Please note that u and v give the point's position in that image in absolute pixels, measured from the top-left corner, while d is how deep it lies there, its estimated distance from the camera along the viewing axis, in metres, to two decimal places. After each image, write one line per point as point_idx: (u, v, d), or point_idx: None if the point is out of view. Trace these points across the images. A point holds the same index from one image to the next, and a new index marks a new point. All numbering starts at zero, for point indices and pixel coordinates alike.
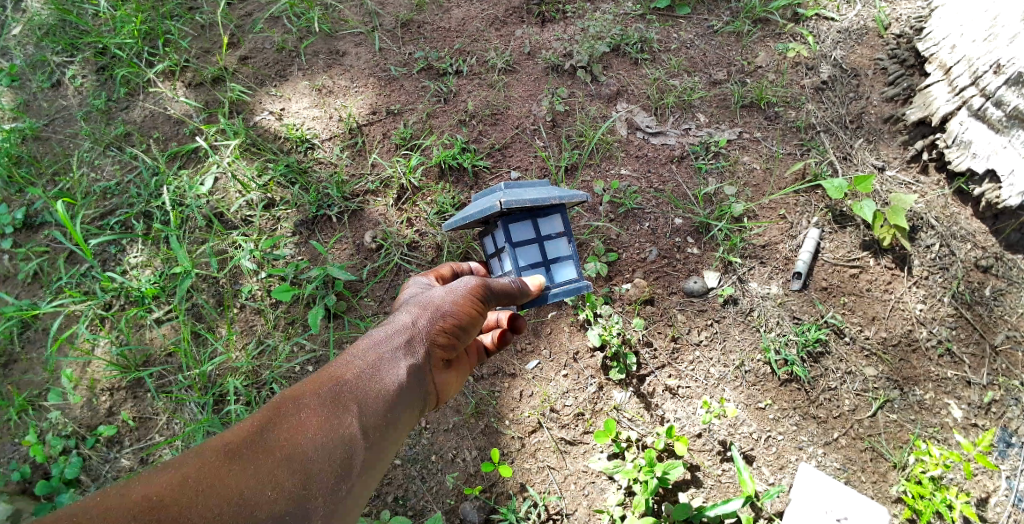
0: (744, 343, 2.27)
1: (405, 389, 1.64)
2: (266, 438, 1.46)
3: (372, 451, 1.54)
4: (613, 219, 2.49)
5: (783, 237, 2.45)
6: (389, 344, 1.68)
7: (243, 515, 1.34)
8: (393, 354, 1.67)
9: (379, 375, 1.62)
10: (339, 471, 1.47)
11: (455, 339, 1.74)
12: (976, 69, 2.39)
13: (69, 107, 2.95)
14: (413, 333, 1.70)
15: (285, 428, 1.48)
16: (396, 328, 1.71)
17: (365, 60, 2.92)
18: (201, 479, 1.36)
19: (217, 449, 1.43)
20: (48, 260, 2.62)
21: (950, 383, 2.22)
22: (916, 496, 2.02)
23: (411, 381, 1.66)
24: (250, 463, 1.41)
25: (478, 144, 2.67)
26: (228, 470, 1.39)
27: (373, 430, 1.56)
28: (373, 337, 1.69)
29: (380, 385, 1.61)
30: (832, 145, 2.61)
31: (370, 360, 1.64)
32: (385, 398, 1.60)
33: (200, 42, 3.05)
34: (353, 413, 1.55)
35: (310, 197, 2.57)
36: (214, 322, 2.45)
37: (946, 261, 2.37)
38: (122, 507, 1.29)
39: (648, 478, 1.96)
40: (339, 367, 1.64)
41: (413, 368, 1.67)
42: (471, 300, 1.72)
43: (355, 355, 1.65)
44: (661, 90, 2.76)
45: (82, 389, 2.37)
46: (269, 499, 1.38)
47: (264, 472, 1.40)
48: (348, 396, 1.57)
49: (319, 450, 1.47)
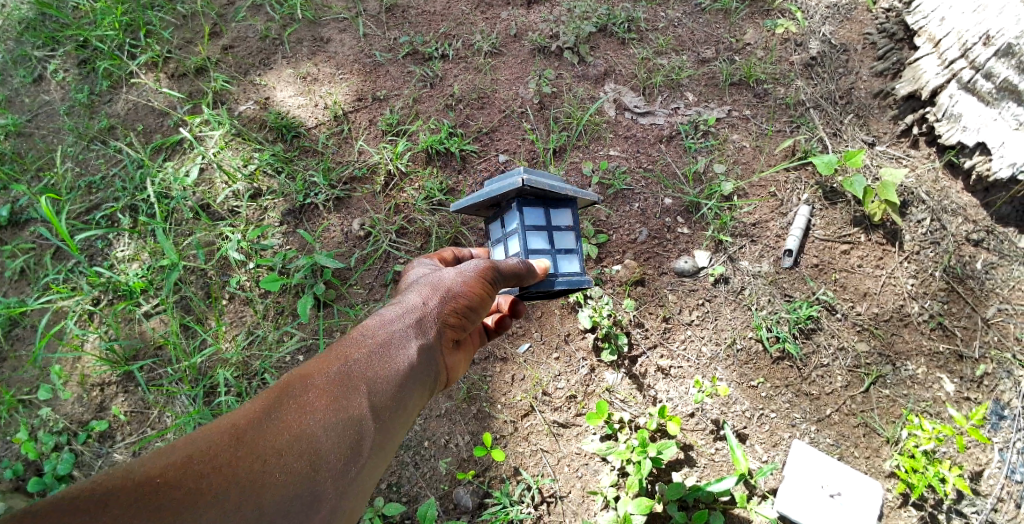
0: (736, 322, 2.26)
1: (415, 369, 1.61)
2: (275, 417, 1.38)
3: (382, 433, 1.49)
4: (603, 200, 2.47)
5: (773, 215, 2.43)
6: (400, 323, 1.65)
7: (253, 496, 1.25)
8: (403, 334, 1.63)
9: (389, 354, 1.59)
10: (350, 452, 1.42)
11: (466, 319, 1.72)
12: (965, 41, 2.38)
13: (52, 102, 2.90)
14: (423, 314, 1.67)
15: (295, 407, 1.41)
16: (406, 308, 1.68)
17: (349, 45, 2.88)
18: (209, 458, 1.26)
19: (225, 428, 1.33)
20: (34, 257, 2.57)
21: (942, 357, 2.22)
22: (910, 470, 2.01)
23: (423, 361, 1.63)
24: (261, 441, 1.32)
25: (465, 128, 2.64)
26: (238, 448, 1.30)
27: (383, 411, 1.51)
28: (381, 317, 1.65)
29: (391, 365, 1.57)
30: (822, 122, 2.59)
31: (380, 339, 1.60)
32: (395, 378, 1.56)
33: (182, 32, 3.00)
34: (364, 392, 1.50)
35: (296, 186, 2.54)
36: (203, 314, 2.41)
37: (937, 236, 2.36)
38: (124, 487, 1.17)
39: (641, 459, 1.94)
40: (347, 347, 1.58)
41: (424, 348, 1.65)
42: (480, 281, 1.69)
43: (365, 335, 1.61)
44: (649, 69, 2.74)
45: (73, 385, 2.32)
46: (280, 479, 1.29)
47: (276, 451, 1.32)
48: (358, 376, 1.52)
49: (330, 430, 1.41)
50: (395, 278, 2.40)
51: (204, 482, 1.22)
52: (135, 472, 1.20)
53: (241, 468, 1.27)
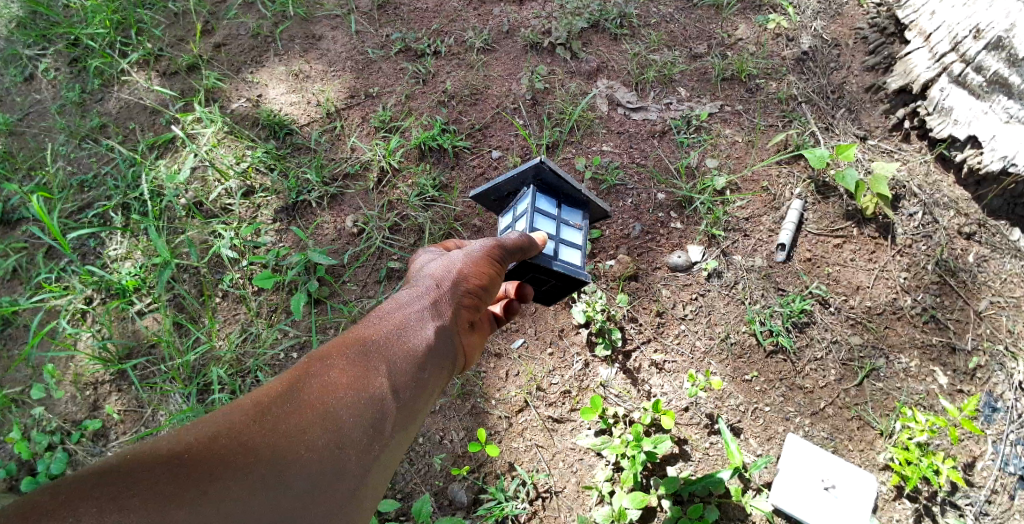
0: (729, 316, 2.26)
1: (433, 350, 1.61)
2: (296, 396, 1.38)
3: (404, 412, 1.49)
4: (596, 196, 2.47)
5: (766, 210, 2.44)
6: (415, 306, 1.65)
7: (278, 473, 1.25)
8: (419, 315, 1.63)
9: (407, 336, 1.59)
10: (373, 430, 1.41)
11: (480, 298, 1.72)
12: (956, 34, 2.38)
13: (43, 101, 2.88)
14: (437, 296, 1.67)
15: (315, 387, 1.41)
16: (421, 292, 1.68)
17: (341, 42, 2.88)
18: (233, 436, 1.27)
19: (247, 408, 1.33)
20: (26, 256, 2.55)
21: (935, 349, 2.22)
22: (904, 462, 2.01)
23: (441, 340, 1.63)
24: (283, 420, 1.32)
25: (458, 124, 2.64)
26: (261, 427, 1.30)
27: (404, 390, 1.51)
28: (396, 301, 1.66)
29: (409, 344, 1.57)
30: (814, 116, 2.60)
31: (397, 321, 1.61)
32: (414, 358, 1.55)
33: (174, 30, 2.99)
34: (383, 370, 1.50)
35: (289, 183, 2.54)
36: (196, 312, 2.39)
37: (929, 229, 2.37)
38: (150, 465, 1.18)
39: (636, 454, 1.96)
40: (364, 330, 1.58)
41: (441, 327, 1.64)
42: (487, 259, 1.69)
43: (381, 319, 1.61)
44: (642, 65, 2.74)
45: (66, 384, 2.30)
46: (304, 456, 1.30)
47: (299, 428, 1.32)
48: (377, 356, 1.52)
49: (352, 409, 1.41)
50: (388, 274, 2.39)
51: (229, 457, 1.23)
52: (162, 449, 1.21)
53: (265, 446, 1.27)
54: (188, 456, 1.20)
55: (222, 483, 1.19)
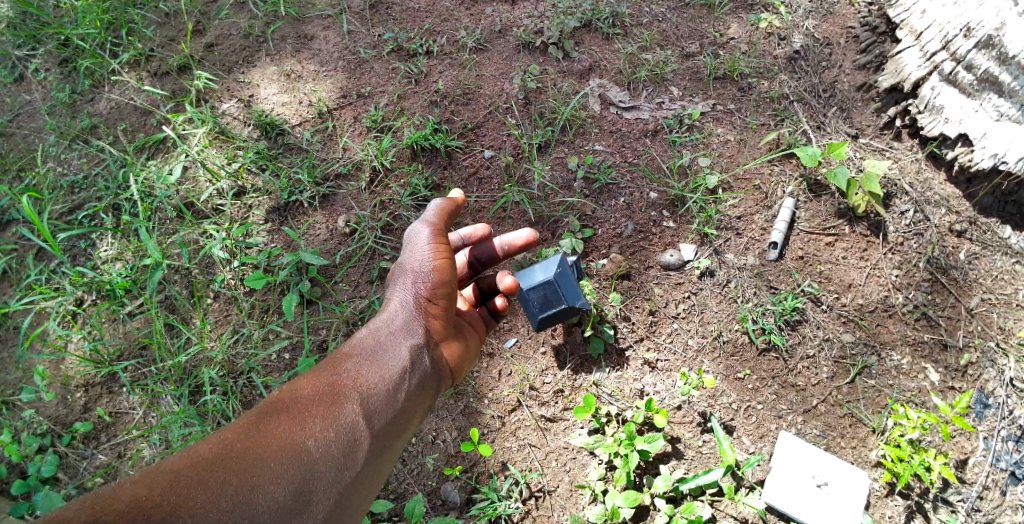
0: (722, 315, 2.27)
1: (408, 370, 1.81)
2: (278, 419, 1.58)
3: (379, 430, 1.69)
4: (588, 195, 2.47)
5: (758, 208, 2.44)
6: (390, 330, 1.87)
7: (259, 490, 1.43)
8: (394, 337, 1.85)
9: (381, 359, 1.79)
10: (349, 449, 1.61)
11: (446, 305, 1.94)
12: (946, 33, 2.40)
13: (33, 102, 2.86)
14: (409, 319, 1.90)
15: (296, 412, 1.61)
16: (395, 315, 1.90)
17: (333, 42, 2.87)
18: (217, 460, 1.45)
19: (233, 432, 1.53)
20: (16, 258, 2.52)
21: (927, 346, 2.23)
22: (896, 459, 2.02)
23: (416, 359, 1.84)
24: (265, 442, 1.51)
25: (450, 124, 2.64)
26: (245, 450, 1.48)
27: (379, 410, 1.70)
28: (373, 326, 1.88)
29: (383, 368, 1.77)
30: (806, 115, 2.60)
31: (373, 344, 1.83)
32: (388, 381, 1.75)
33: (164, 30, 2.97)
34: (359, 393, 1.70)
35: (281, 183, 2.52)
36: (187, 313, 2.37)
37: (920, 227, 2.37)
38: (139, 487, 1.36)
39: (628, 452, 1.97)
40: (344, 354, 1.80)
41: (416, 347, 1.86)
42: (436, 247, 1.93)
43: (360, 343, 1.83)
44: (634, 64, 2.75)
45: (56, 386, 2.28)
46: (283, 476, 1.48)
47: (280, 449, 1.51)
48: (354, 381, 1.72)
49: (329, 430, 1.60)
50: (381, 274, 2.38)
51: (213, 477, 1.41)
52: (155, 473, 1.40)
53: (248, 467, 1.45)
54: (176, 477, 1.39)
55: (207, 500, 1.37)
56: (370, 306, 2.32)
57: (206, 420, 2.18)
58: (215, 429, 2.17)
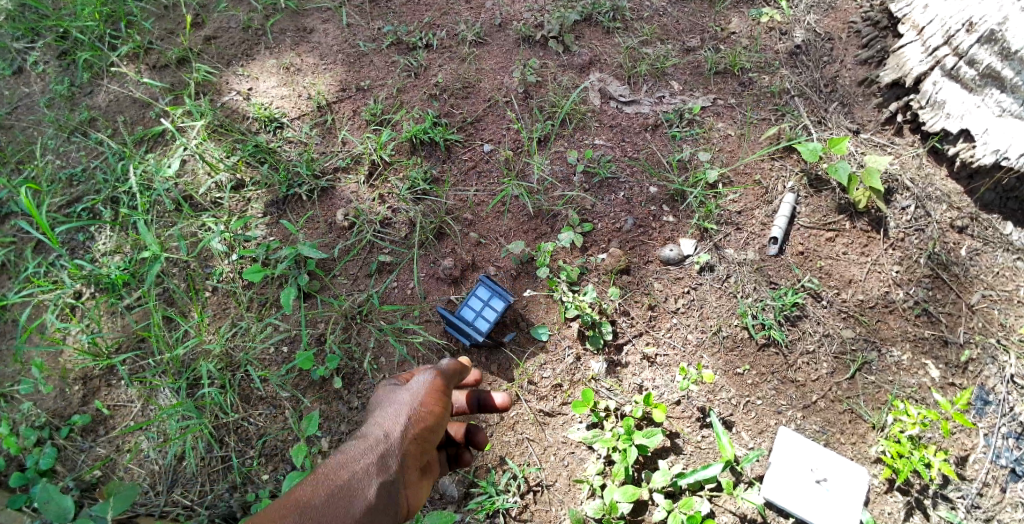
0: (721, 310, 2.26)
1: (377, 513, 1.46)
2: None
3: None
4: (588, 189, 2.46)
5: (759, 203, 2.43)
6: (359, 464, 1.52)
7: None
8: (362, 474, 1.50)
9: (348, 498, 1.44)
10: None
11: (429, 440, 1.66)
12: (949, 28, 2.39)
13: (32, 94, 2.83)
14: (384, 450, 1.56)
15: None
16: (367, 445, 1.56)
17: (333, 35, 2.86)
18: None
19: None
20: (15, 251, 2.51)
21: (927, 343, 2.22)
22: (895, 455, 2.01)
23: (382, 502, 1.48)
24: None
25: (450, 117, 2.62)
26: None
27: None
28: (338, 462, 1.53)
29: (349, 509, 1.41)
30: (807, 110, 2.59)
31: (338, 482, 1.47)
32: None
33: (163, 23, 2.96)
34: None
35: (280, 176, 2.51)
36: (185, 306, 2.36)
37: (921, 223, 2.36)
38: None
39: (627, 446, 1.97)
40: (302, 491, 1.44)
41: (386, 486, 1.50)
42: (431, 380, 1.72)
43: (321, 479, 1.48)
44: (634, 58, 2.74)
45: (54, 379, 2.27)
46: None
47: None
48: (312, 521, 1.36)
49: None
50: (379, 268, 2.37)
51: None
52: None
53: None
54: None
55: None
56: (368, 299, 2.31)
57: (204, 414, 2.17)
58: (213, 422, 2.16)
